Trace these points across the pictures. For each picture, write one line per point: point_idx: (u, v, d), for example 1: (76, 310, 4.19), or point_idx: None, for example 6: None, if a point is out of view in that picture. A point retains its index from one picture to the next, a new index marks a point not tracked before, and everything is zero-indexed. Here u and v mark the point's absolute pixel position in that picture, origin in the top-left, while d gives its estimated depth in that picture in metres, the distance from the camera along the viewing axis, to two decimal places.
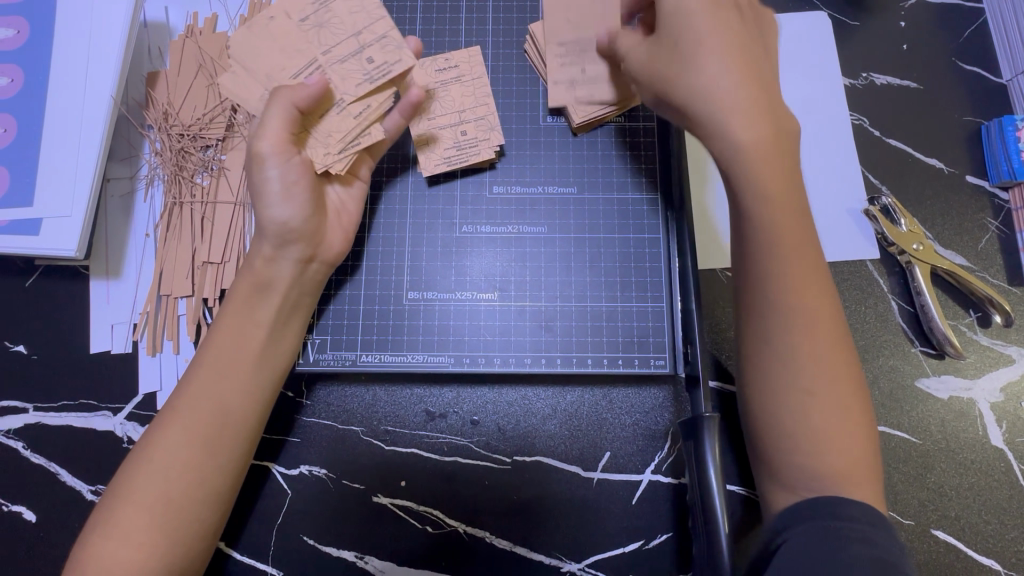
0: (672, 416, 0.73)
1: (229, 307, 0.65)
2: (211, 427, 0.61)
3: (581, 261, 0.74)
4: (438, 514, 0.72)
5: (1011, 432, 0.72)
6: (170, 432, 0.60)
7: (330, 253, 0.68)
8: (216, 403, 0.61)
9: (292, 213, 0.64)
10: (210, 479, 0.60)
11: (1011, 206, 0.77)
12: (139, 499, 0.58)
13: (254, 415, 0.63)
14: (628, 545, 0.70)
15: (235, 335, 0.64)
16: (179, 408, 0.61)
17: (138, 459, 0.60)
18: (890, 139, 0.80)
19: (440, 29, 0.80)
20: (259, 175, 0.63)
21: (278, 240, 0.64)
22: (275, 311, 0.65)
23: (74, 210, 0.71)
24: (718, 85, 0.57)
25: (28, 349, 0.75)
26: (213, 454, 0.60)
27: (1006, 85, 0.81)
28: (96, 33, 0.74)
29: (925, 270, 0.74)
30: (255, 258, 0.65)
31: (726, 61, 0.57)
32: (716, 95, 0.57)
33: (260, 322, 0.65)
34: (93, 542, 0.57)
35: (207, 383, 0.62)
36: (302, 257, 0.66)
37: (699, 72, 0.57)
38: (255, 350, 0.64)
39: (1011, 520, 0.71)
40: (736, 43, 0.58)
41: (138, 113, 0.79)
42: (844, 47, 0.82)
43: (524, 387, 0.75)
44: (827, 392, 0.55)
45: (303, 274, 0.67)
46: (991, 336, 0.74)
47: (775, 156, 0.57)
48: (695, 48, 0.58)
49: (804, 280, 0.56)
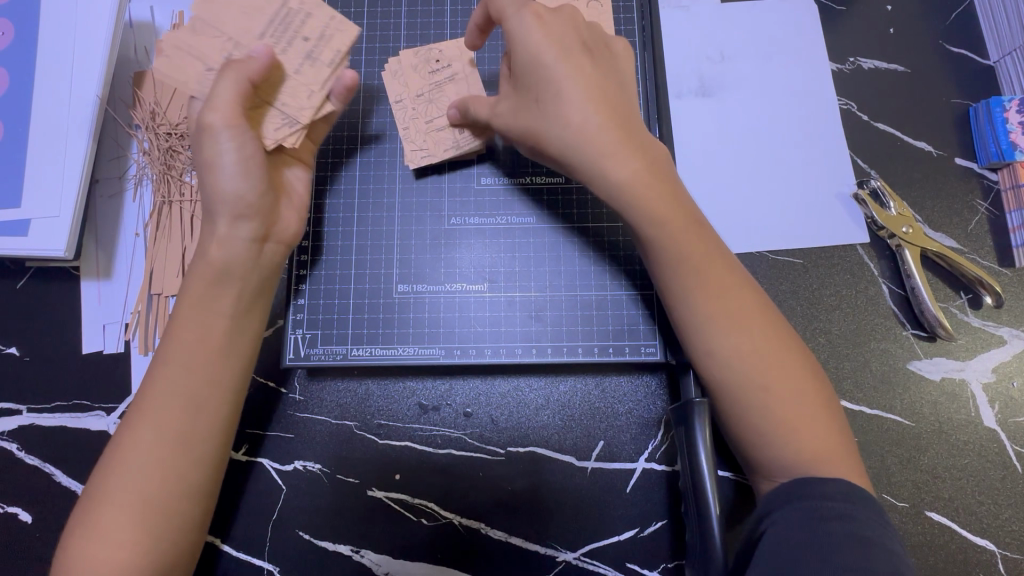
0: (664, 404, 0.73)
1: (187, 300, 0.62)
2: (185, 423, 0.60)
3: (570, 251, 0.74)
4: (434, 506, 0.72)
5: (1003, 413, 0.72)
6: (141, 431, 0.59)
7: (284, 233, 0.66)
8: (187, 399, 0.60)
9: (253, 187, 0.62)
10: (188, 474, 0.59)
11: (1000, 186, 0.77)
12: (119, 498, 0.57)
13: (225, 407, 0.62)
14: (624, 533, 0.71)
15: (196, 326, 0.62)
16: (148, 407, 0.59)
17: (111, 459, 0.59)
18: (879, 123, 0.79)
19: (427, 23, 0.80)
20: (213, 148, 0.60)
21: (230, 214, 0.62)
22: (235, 297, 0.63)
23: (62, 211, 0.72)
24: (576, 134, 0.59)
25: (20, 351, 0.75)
26: (187, 449, 0.59)
27: (994, 67, 0.80)
28: (82, 35, 0.74)
29: (914, 253, 0.74)
30: (210, 247, 0.62)
31: (581, 106, 0.59)
32: (581, 142, 0.59)
33: (219, 308, 0.63)
34: (75, 545, 0.57)
35: (172, 380, 0.60)
36: (255, 236, 0.63)
37: (556, 125, 0.59)
38: (216, 339, 0.62)
39: (1005, 499, 0.71)
40: (591, 84, 0.60)
41: (125, 113, 0.79)
42: (832, 32, 0.82)
43: (516, 378, 0.75)
44: (790, 389, 0.56)
45: (259, 256, 0.64)
46: (982, 317, 0.74)
47: (655, 182, 0.59)
48: (552, 100, 0.59)
49: (715, 283, 0.58)
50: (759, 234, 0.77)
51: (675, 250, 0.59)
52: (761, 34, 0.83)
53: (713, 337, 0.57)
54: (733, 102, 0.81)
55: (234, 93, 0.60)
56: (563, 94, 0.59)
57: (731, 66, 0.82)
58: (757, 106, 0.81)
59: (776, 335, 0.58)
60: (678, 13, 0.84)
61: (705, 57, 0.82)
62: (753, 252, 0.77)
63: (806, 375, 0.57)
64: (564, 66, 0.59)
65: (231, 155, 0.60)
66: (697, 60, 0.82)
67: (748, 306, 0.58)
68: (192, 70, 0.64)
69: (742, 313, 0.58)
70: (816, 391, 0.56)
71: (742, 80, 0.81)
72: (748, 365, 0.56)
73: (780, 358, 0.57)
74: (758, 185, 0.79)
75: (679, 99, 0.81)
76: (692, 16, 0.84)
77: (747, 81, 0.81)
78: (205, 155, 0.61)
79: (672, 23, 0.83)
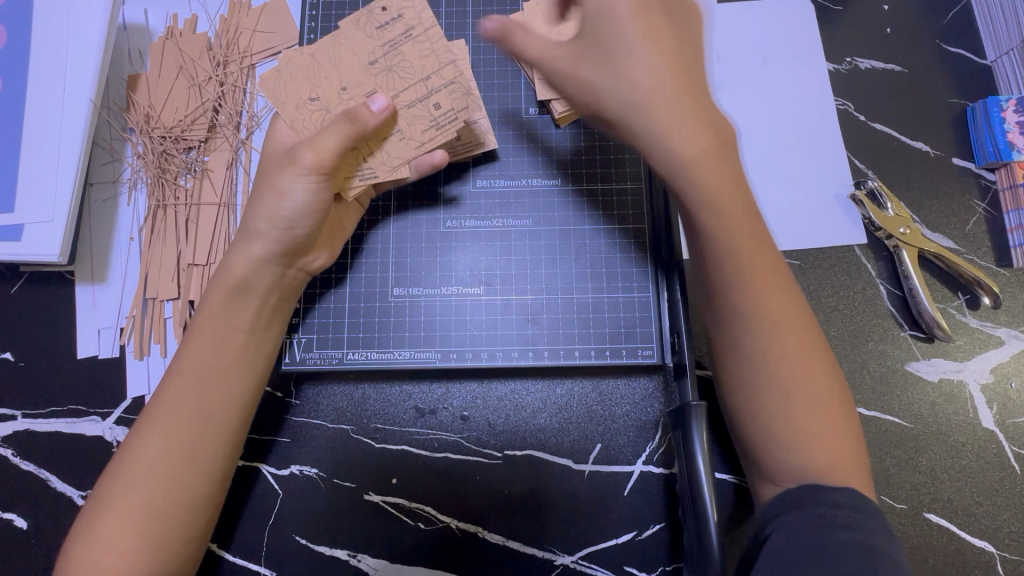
0: (661, 406, 0.73)
1: (206, 310, 0.64)
2: (194, 435, 0.60)
3: (567, 254, 0.74)
4: (431, 510, 0.71)
5: (1001, 414, 0.72)
6: (150, 440, 0.59)
7: (311, 265, 0.68)
8: (198, 410, 0.60)
9: (303, 225, 0.63)
10: (193, 485, 0.59)
11: (998, 186, 0.77)
12: (121, 506, 0.57)
13: (234, 419, 0.62)
14: (622, 536, 0.70)
15: (215, 340, 0.63)
16: (159, 417, 0.60)
17: (118, 465, 0.59)
18: (876, 123, 0.79)
19: None
20: (287, 180, 0.62)
21: (269, 240, 0.63)
22: (255, 314, 0.64)
23: (56, 216, 0.71)
24: (641, 95, 0.51)
25: (14, 356, 0.75)
26: (195, 460, 0.59)
27: (992, 66, 0.80)
28: (75, 38, 0.74)
29: (912, 253, 0.73)
30: (235, 262, 0.64)
31: (653, 66, 0.51)
32: (643, 106, 0.52)
33: (238, 324, 0.64)
34: (75, 552, 0.56)
35: (184, 388, 0.61)
36: (281, 261, 0.64)
37: (625, 86, 0.52)
38: (232, 355, 0.63)
39: (1003, 500, 0.70)
40: (663, 38, 0.51)
41: (119, 116, 0.79)
42: (829, 32, 0.82)
43: (513, 381, 0.74)
44: (803, 394, 0.55)
45: (283, 279, 0.65)
46: (981, 318, 0.74)
47: (722, 163, 0.52)
48: (618, 55, 0.52)
49: (763, 280, 0.55)
50: None
51: (722, 248, 0.54)
52: (759, 36, 0.82)
53: (739, 337, 0.56)
54: (731, 102, 0.80)
55: (338, 146, 0.60)
56: (636, 48, 0.51)
57: (728, 67, 0.81)
58: (757, 106, 0.80)
59: (806, 340, 0.56)
60: None
61: None
62: None
63: (823, 372, 0.56)
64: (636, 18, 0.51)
65: (300, 192, 0.62)
66: None
67: (787, 309, 0.56)
68: (294, 92, 0.62)
69: (781, 315, 0.55)
70: (826, 395, 0.55)
71: (739, 81, 0.81)
72: (751, 368, 0.56)
73: (800, 360, 0.55)
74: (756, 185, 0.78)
75: None
76: None
77: (744, 82, 0.81)
78: (277, 183, 0.62)
79: None
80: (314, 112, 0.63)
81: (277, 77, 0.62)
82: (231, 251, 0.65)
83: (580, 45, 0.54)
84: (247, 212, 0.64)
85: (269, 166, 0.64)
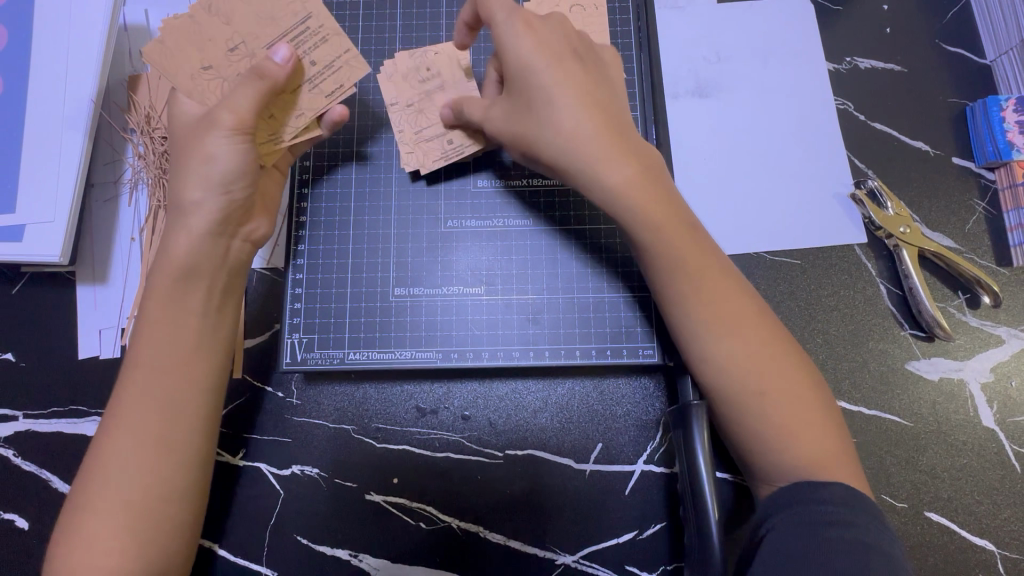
0: (662, 405, 0.73)
1: (155, 297, 0.62)
2: (160, 423, 0.59)
3: (568, 254, 0.74)
4: (432, 510, 0.71)
5: (1001, 412, 0.72)
6: (119, 436, 0.58)
7: (256, 235, 0.67)
8: (160, 399, 0.60)
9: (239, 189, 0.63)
10: (170, 477, 0.59)
11: (998, 186, 0.77)
12: (108, 506, 0.57)
13: (203, 406, 0.62)
14: (622, 535, 0.70)
15: (165, 327, 0.61)
16: (122, 411, 0.59)
17: (91, 464, 0.58)
18: (875, 123, 0.79)
19: (422, 25, 0.79)
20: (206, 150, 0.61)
21: (210, 216, 0.62)
22: (205, 295, 0.63)
23: (56, 216, 0.71)
24: (571, 136, 0.59)
25: (15, 356, 0.75)
26: (165, 450, 0.59)
27: (991, 65, 0.80)
28: (76, 40, 0.74)
29: (911, 253, 0.73)
30: (176, 245, 0.62)
31: (578, 111, 0.59)
32: (574, 144, 0.59)
33: (191, 308, 0.62)
34: (61, 553, 0.56)
35: (148, 383, 0.60)
36: (223, 235, 0.63)
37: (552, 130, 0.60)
38: (189, 339, 0.62)
39: (1003, 499, 0.71)
40: (585, 90, 0.60)
41: (120, 117, 0.79)
42: (828, 32, 0.82)
43: (514, 381, 0.74)
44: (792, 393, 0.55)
45: (229, 254, 0.64)
46: (980, 317, 0.74)
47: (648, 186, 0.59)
48: (547, 103, 0.60)
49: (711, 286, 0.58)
50: (757, 235, 0.77)
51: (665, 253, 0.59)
52: (758, 36, 0.82)
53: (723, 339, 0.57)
54: (729, 102, 0.81)
55: (250, 104, 0.60)
56: (560, 99, 0.60)
57: (726, 67, 0.82)
58: (756, 106, 0.80)
59: (774, 342, 0.57)
60: (674, 13, 0.84)
61: (701, 58, 0.82)
62: (752, 252, 0.77)
63: (807, 377, 0.57)
64: (557, 74, 0.60)
65: (225, 154, 0.61)
66: (692, 61, 0.82)
67: (744, 311, 0.58)
68: (188, 62, 0.62)
69: (738, 318, 0.58)
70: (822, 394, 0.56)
71: (737, 81, 0.81)
72: (735, 368, 0.56)
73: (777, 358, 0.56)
74: (755, 185, 0.79)
75: (675, 99, 0.81)
76: (687, 16, 0.83)
77: (741, 82, 0.81)
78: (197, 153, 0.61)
79: (668, 23, 0.83)
80: (211, 80, 0.63)
81: (161, 49, 0.61)
82: (169, 232, 0.63)
83: (511, 101, 0.63)
84: (179, 191, 0.63)
85: (186, 139, 0.63)
